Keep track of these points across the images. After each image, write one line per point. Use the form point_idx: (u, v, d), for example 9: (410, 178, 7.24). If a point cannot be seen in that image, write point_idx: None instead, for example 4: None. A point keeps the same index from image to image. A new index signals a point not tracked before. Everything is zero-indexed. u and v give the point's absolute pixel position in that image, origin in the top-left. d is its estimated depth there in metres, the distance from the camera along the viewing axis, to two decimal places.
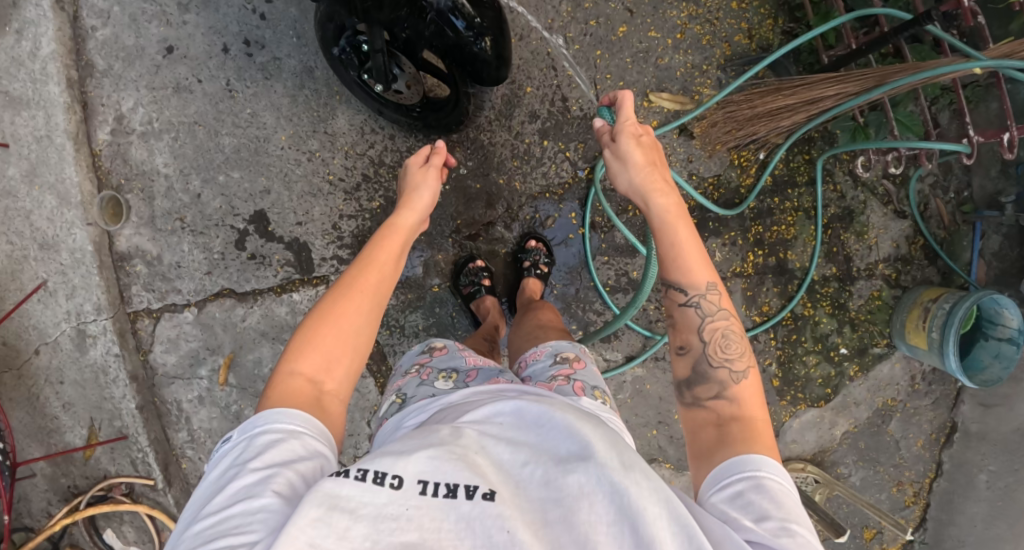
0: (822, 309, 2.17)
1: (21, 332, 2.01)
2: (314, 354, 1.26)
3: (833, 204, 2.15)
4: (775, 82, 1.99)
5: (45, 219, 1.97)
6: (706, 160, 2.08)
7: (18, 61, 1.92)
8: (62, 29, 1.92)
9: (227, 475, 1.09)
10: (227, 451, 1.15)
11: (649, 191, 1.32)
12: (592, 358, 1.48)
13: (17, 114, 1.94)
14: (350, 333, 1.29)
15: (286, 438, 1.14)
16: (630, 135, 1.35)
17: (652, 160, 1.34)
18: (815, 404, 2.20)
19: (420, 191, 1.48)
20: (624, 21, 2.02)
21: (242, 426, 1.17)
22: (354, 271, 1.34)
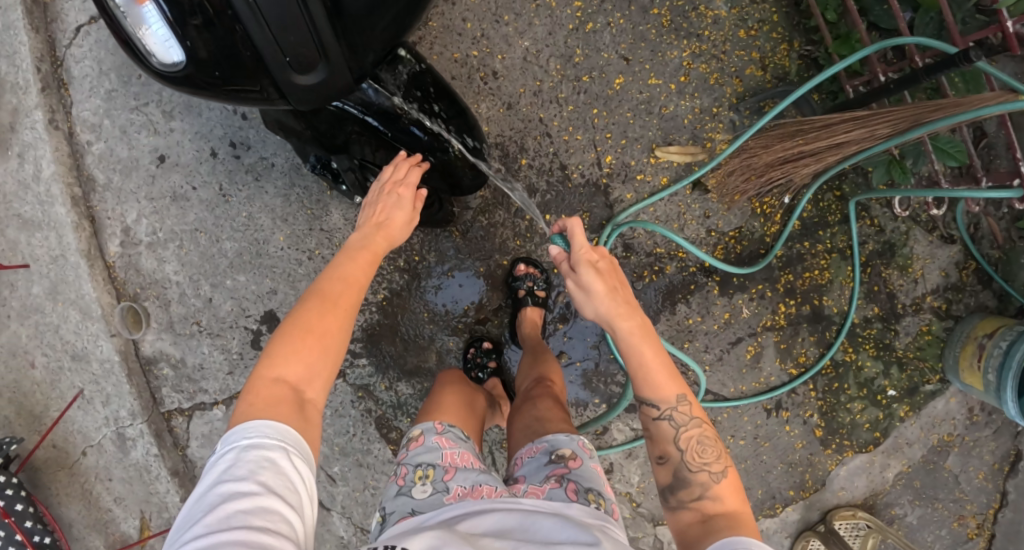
0: (865, 353, 2.03)
1: (66, 440, 2.09)
2: (294, 362, 1.24)
3: (871, 239, 1.99)
4: (795, 121, 1.83)
5: (72, 332, 2.02)
6: (725, 213, 1.94)
7: (25, 184, 1.96)
8: (60, 149, 1.94)
9: (218, 491, 1.08)
10: (216, 461, 1.14)
11: (613, 317, 1.19)
12: (592, 452, 1.30)
13: (32, 235, 1.98)
14: (330, 343, 1.28)
15: (281, 455, 1.14)
16: (585, 263, 1.20)
17: (614, 288, 1.20)
18: (863, 449, 2.08)
19: (396, 201, 1.48)
20: (620, 71, 1.94)
21: (231, 434, 1.16)
22: (331, 283, 1.34)
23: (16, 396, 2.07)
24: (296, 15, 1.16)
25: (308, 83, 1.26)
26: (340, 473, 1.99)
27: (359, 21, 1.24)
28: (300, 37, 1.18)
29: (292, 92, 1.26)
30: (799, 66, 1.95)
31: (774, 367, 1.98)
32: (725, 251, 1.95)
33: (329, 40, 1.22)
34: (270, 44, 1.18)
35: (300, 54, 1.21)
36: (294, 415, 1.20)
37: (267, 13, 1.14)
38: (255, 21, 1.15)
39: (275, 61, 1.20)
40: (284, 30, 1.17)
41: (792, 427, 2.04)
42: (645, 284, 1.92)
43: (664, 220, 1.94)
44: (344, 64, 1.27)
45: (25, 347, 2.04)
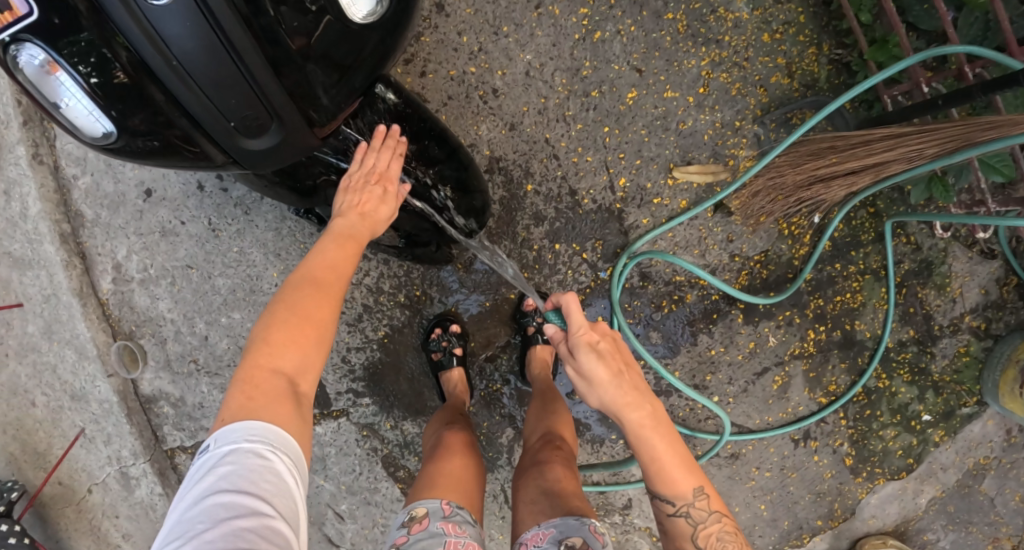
0: (900, 378, 1.91)
1: (72, 477, 2.01)
2: (287, 356, 1.20)
3: (907, 258, 1.84)
4: (829, 136, 1.68)
5: (70, 372, 1.94)
6: (750, 236, 1.80)
7: (13, 222, 1.86)
8: (45, 184, 1.85)
9: (216, 498, 1.05)
10: (213, 460, 1.10)
11: (619, 409, 1.09)
12: (604, 541, 1.19)
13: (23, 274, 1.89)
14: (322, 336, 1.24)
15: (279, 462, 1.11)
16: (584, 347, 1.10)
17: (618, 371, 1.10)
18: (895, 477, 1.96)
19: (381, 188, 1.38)
20: (632, 84, 1.78)
21: (226, 432, 1.12)
22: (321, 272, 1.28)
23: (20, 432, 1.99)
24: (232, 76, 1.07)
25: (261, 147, 1.15)
26: (348, 510, 1.93)
27: (310, 78, 1.13)
28: (240, 99, 1.09)
29: (243, 159, 1.16)
30: (828, 72, 1.78)
31: (802, 396, 1.87)
32: (750, 276, 1.82)
33: (276, 100, 1.11)
34: (207, 108, 1.09)
35: (245, 116, 1.11)
36: (291, 413, 1.16)
37: (199, 78, 1.06)
38: (188, 86, 1.07)
39: (217, 126, 1.11)
40: (220, 92, 1.08)
41: (821, 457, 1.93)
42: (664, 314, 1.82)
43: (684, 246, 1.81)
44: (298, 126, 1.16)
45: (26, 385, 1.96)
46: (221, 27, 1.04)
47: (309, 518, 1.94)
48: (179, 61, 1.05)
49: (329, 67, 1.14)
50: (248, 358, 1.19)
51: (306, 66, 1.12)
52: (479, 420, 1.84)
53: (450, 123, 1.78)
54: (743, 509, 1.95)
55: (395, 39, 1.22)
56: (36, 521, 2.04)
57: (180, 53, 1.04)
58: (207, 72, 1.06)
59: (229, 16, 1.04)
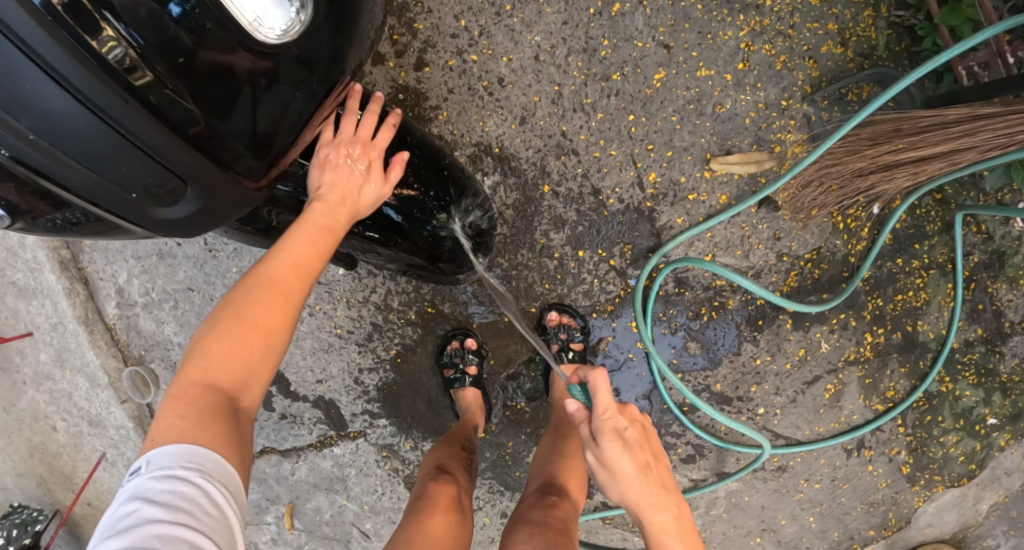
0: (964, 381, 1.73)
1: (100, 499, 1.93)
2: (228, 367, 1.06)
3: (977, 249, 1.66)
4: (893, 116, 1.46)
5: (85, 399, 1.86)
6: (799, 232, 1.62)
7: (13, 252, 1.77)
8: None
9: (149, 529, 0.89)
10: (144, 490, 0.93)
11: (641, 507, 1.11)
12: None
13: (29, 303, 1.81)
14: (272, 345, 1.09)
15: (219, 493, 0.95)
16: (610, 431, 1.13)
17: (642, 462, 1.12)
18: (956, 484, 1.79)
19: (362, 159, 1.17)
20: (660, 63, 1.55)
21: (160, 453, 0.96)
22: (282, 270, 1.11)
23: (45, 455, 1.89)
24: (111, 142, 0.86)
25: (177, 215, 0.96)
26: (373, 529, 1.82)
27: (226, 126, 0.92)
28: (131, 166, 0.88)
29: (160, 229, 0.97)
30: (887, 37, 1.54)
31: (857, 404, 1.72)
32: (800, 277, 1.64)
33: (179, 161, 0.91)
34: (91, 182, 0.88)
35: (146, 185, 0.91)
36: (226, 432, 1.01)
37: (69, 151, 0.85)
38: (59, 162, 0.85)
39: (114, 201, 0.91)
40: (102, 165, 0.87)
41: (876, 466, 1.78)
42: (703, 323, 1.66)
43: (725, 247, 1.62)
44: (220, 182, 0.96)
45: (46, 411, 1.86)
46: (79, 89, 0.82)
47: (334, 536, 1.84)
48: (35, 134, 0.83)
49: (252, 107, 0.94)
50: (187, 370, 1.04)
51: (216, 111, 0.91)
52: (502, 439, 1.73)
53: (452, 119, 1.59)
54: (790, 522, 1.82)
55: (339, 41, 1.00)
56: (71, 539, 1.97)
57: (33, 124, 0.82)
58: (78, 144, 0.85)
59: (79, 68, 0.81)
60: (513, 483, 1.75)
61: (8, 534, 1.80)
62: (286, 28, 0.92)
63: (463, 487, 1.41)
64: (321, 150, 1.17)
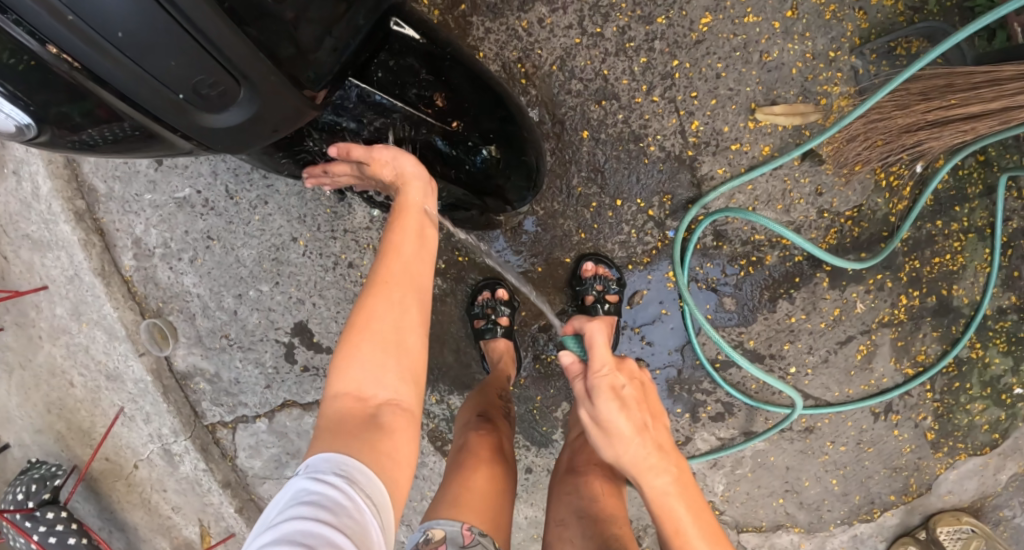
0: (995, 348, 1.71)
1: (120, 453, 1.88)
2: (347, 371, 1.07)
3: (1017, 215, 1.63)
4: (945, 71, 1.43)
5: (102, 352, 1.81)
6: (842, 188, 1.58)
7: (27, 204, 1.72)
8: (54, 160, 1.69)
9: (296, 525, 0.90)
10: (299, 490, 0.95)
11: (638, 470, 1.07)
12: None
13: (44, 256, 1.76)
14: (387, 337, 1.08)
15: (363, 502, 0.96)
16: (606, 390, 1.09)
17: (640, 423, 1.08)
18: (978, 452, 1.78)
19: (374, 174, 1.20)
20: (706, 8, 1.50)
21: (317, 461, 0.99)
22: (393, 270, 1.12)
23: (63, 411, 1.87)
24: (160, 27, 0.82)
25: (224, 122, 0.93)
26: None
27: (284, 26, 0.90)
28: (180, 60, 0.84)
29: (203, 137, 0.94)
30: None
31: (887, 367, 1.70)
32: (839, 235, 1.62)
33: (234, 56, 0.87)
34: (134, 75, 0.84)
35: (196, 84, 0.87)
36: (352, 439, 1.02)
37: (110, 36, 0.81)
38: (101, 51, 0.82)
39: (158, 99, 0.87)
40: (150, 55, 0.83)
41: (901, 431, 1.77)
42: (740, 278, 1.64)
43: (766, 200, 1.59)
44: (275, 87, 0.92)
45: (63, 366, 1.83)
46: None
47: None
48: (75, 14, 0.79)
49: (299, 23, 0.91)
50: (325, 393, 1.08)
51: (271, 10, 0.88)
52: (531, 393, 1.71)
53: (490, 61, 1.54)
54: (813, 484, 1.81)
55: None
56: (89, 494, 1.94)
57: (75, 4, 0.78)
58: (125, 27, 0.81)
59: None
60: (539, 439, 1.74)
61: (26, 491, 1.77)
62: None
63: (504, 435, 1.39)
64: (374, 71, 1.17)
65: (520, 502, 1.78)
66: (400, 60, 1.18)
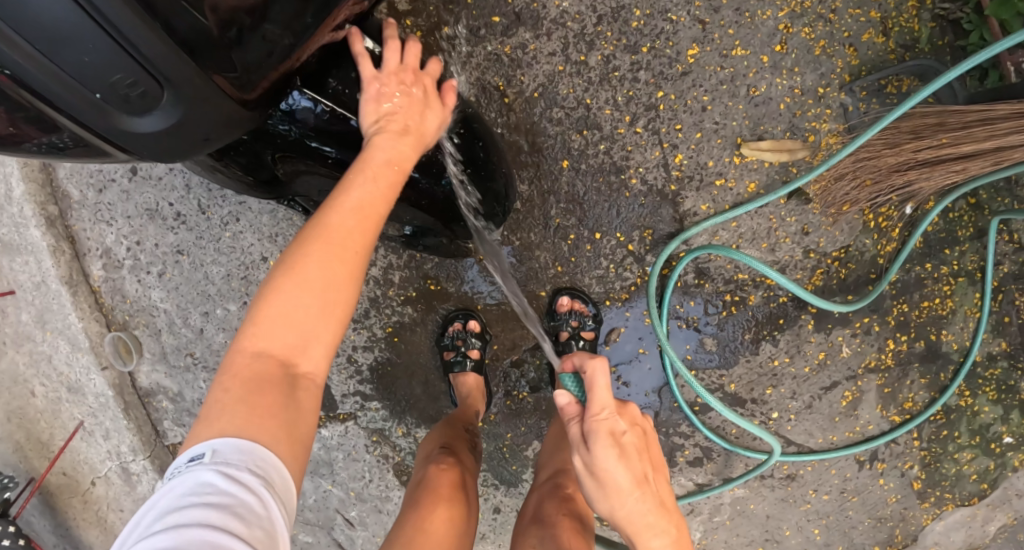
0: (984, 396, 1.65)
1: (79, 468, 1.77)
2: (274, 332, 0.94)
3: (1008, 259, 1.57)
4: (936, 111, 1.38)
5: (64, 363, 1.71)
6: (830, 227, 1.52)
7: None
8: (28, 162, 1.62)
9: (201, 532, 0.80)
10: (208, 484, 0.84)
11: (632, 526, 1.01)
12: None
13: (12, 260, 1.66)
14: (329, 302, 0.95)
15: (277, 507, 0.86)
16: (605, 436, 1.02)
17: (639, 475, 1.02)
18: (965, 503, 1.72)
19: (412, 85, 1.09)
20: (695, 39, 1.45)
21: (229, 449, 0.87)
22: (346, 219, 0.97)
23: (23, 421, 1.74)
24: (74, 20, 0.76)
25: (151, 128, 0.86)
26: (358, 517, 1.73)
27: (221, 43, 0.87)
28: (95, 56, 0.78)
29: (129, 143, 0.87)
30: (932, 29, 1.45)
31: (873, 414, 1.64)
32: (826, 276, 1.56)
33: (153, 54, 0.81)
34: (47, 71, 0.78)
35: (115, 83, 0.81)
36: (269, 413, 0.91)
37: (21, 29, 0.76)
38: (11, 45, 0.76)
39: (75, 98, 0.81)
40: (64, 50, 0.77)
41: (887, 480, 1.70)
42: (722, 318, 1.58)
43: (750, 238, 1.54)
44: (201, 89, 0.85)
45: (25, 374, 1.71)
46: None
47: (317, 522, 1.75)
48: None
49: (241, 41, 0.90)
50: (237, 340, 0.95)
51: (206, 25, 0.85)
52: (502, 430, 1.65)
53: (470, 85, 1.48)
54: (794, 533, 1.74)
55: None
56: (45, 509, 1.81)
57: None
58: (37, 20, 0.76)
59: None
60: (508, 478, 1.67)
61: None
62: None
63: (468, 469, 1.32)
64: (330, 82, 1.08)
65: (487, 543, 1.70)
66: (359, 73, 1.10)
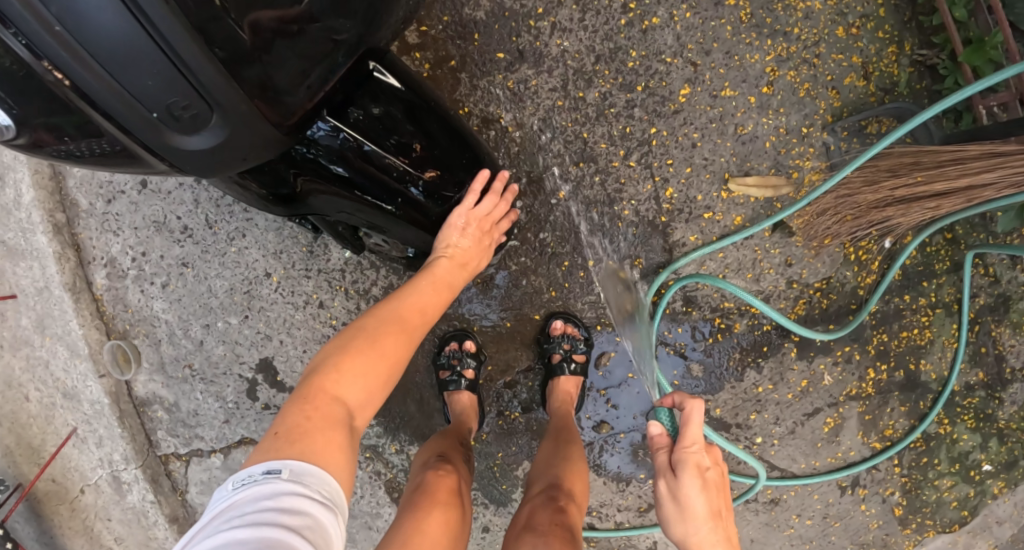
0: (963, 425, 1.69)
1: (67, 475, 1.79)
2: (350, 383, 1.16)
3: (984, 291, 1.63)
4: (913, 149, 1.44)
5: (61, 369, 1.74)
6: (812, 259, 1.59)
7: (6, 210, 1.67)
8: (41, 171, 1.67)
9: (275, 529, 0.93)
10: (282, 494, 0.99)
11: None
12: None
13: (15, 264, 1.69)
14: (392, 374, 1.21)
15: (335, 524, 1.00)
16: (693, 469, 1.08)
17: (716, 509, 1.08)
18: (946, 530, 1.76)
19: (483, 232, 1.42)
20: (686, 79, 1.54)
21: (302, 467, 1.03)
22: (410, 315, 1.27)
23: (14, 425, 1.76)
24: (140, 45, 0.83)
25: (198, 146, 0.93)
26: (347, 533, 1.76)
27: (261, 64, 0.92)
28: (157, 80, 0.86)
29: (175, 158, 0.94)
30: (910, 74, 1.54)
31: (854, 441, 1.69)
32: (808, 305, 1.62)
33: (208, 81, 0.88)
34: (112, 90, 0.85)
35: (170, 105, 0.88)
36: (338, 446, 1.09)
37: (92, 49, 0.82)
38: (82, 63, 0.83)
39: (133, 118, 0.88)
40: (129, 72, 0.84)
41: (868, 506, 1.74)
42: (709, 344, 1.64)
43: (736, 268, 1.61)
44: (244, 115, 0.93)
45: (19, 379, 1.74)
46: None
47: None
48: (62, 25, 0.80)
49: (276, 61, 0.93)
50: (314, 381, 1.15)
51: (246, 46, 0.90)
52: (493, 449, 1.69)
53: (474, 114, 1.56)
54: None
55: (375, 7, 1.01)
56: (30, 516, 1.81)
57: (61, 13, 0.80)
58: (106, 43, 0.82)
59: None
60: (497, 497, 1.70)
61: None
62: None
63: (463, 478, 1.36)
64: (351, 111, 1.15)
65: None
66: (378, 103, 1.17)
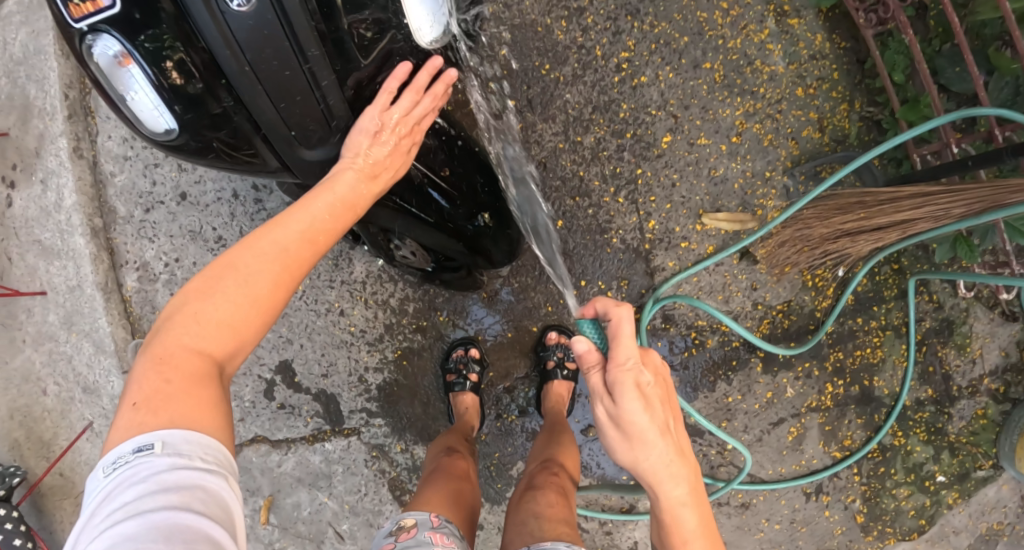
0: (915, 437, 1.93)
1: (75, 470, 1.89)
2: (214, 329, 1.06)
3: (929, 316, 1.89)
4: (857, 190, 1.70)
5: (84, 364, 1.87)
6: (774, 285, 1.85)
7: (46, 211, 1.84)
8: (84, 178, 1.84)
9: (162, 514, 0.91)
10: (163, 473, 0.95)
11: (654, 475, 1.09)
12: None
13: (50, 263, 1.85)
14: (270, 311, 1.09)
15: (226, 485, 0.98)
16: (631, 387, 1.10)
17: (662, 423, 1.10)
18: (906, 537, 1.96)
19: (402, 137, 1.22)
20: (669, 128, 1.81)
21: (177, 441, 0.98)
22: (288, 241, 1.11)
23: (26, 419, 1.88)
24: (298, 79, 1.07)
25: (318, 159, 1.17)
26: (348, 531, 1.88)
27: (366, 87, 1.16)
28: (304, 107, 1.09)
29: (298, 169, 1.17)
30: (859, 128, 1.83)
31: (816, 450, 1.90)
32: (772, 325, 1.87)
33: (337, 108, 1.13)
34: (271, 115, 1.08)
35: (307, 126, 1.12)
36: (210, 401, 1.03)
37: (263, 80, 1.05)
38: (255, 92, 1.05)
39: (276, 134, 1.10)
40: (287, 101, 1.07)
41: (832, 512, 1.94)
42: (685, 357, 1.87)
43: (708, 291, 1.85)
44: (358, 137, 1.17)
45: (39, 373, 1.87)
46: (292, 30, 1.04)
47: (308, 536, 1.88)
48: (250, 66, 1.03)
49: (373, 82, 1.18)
50: (175, 335, 1.05)
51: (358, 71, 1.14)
52: (491, 449, 1.86)
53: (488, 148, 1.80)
54: None
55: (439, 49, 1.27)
56: (31, 511, 1.89)
57: (252, 57, 1.03)
58: (275, 78, 1.05)
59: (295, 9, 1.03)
60: (493, 496, 1.86)
61: None
62: (435, 41, 1.27)
63: (471, 465, 1.56)
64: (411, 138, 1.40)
65: None
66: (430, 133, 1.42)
